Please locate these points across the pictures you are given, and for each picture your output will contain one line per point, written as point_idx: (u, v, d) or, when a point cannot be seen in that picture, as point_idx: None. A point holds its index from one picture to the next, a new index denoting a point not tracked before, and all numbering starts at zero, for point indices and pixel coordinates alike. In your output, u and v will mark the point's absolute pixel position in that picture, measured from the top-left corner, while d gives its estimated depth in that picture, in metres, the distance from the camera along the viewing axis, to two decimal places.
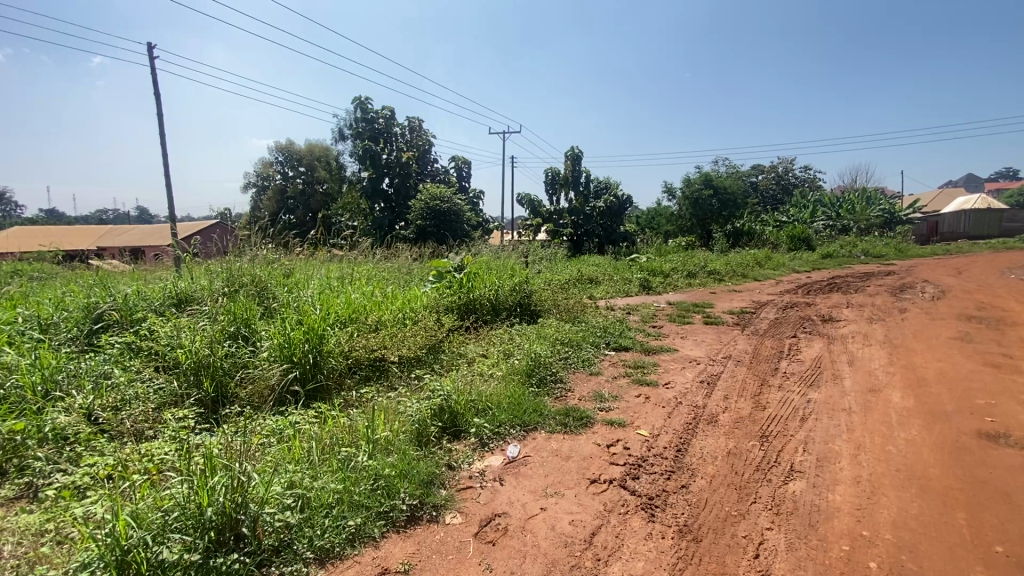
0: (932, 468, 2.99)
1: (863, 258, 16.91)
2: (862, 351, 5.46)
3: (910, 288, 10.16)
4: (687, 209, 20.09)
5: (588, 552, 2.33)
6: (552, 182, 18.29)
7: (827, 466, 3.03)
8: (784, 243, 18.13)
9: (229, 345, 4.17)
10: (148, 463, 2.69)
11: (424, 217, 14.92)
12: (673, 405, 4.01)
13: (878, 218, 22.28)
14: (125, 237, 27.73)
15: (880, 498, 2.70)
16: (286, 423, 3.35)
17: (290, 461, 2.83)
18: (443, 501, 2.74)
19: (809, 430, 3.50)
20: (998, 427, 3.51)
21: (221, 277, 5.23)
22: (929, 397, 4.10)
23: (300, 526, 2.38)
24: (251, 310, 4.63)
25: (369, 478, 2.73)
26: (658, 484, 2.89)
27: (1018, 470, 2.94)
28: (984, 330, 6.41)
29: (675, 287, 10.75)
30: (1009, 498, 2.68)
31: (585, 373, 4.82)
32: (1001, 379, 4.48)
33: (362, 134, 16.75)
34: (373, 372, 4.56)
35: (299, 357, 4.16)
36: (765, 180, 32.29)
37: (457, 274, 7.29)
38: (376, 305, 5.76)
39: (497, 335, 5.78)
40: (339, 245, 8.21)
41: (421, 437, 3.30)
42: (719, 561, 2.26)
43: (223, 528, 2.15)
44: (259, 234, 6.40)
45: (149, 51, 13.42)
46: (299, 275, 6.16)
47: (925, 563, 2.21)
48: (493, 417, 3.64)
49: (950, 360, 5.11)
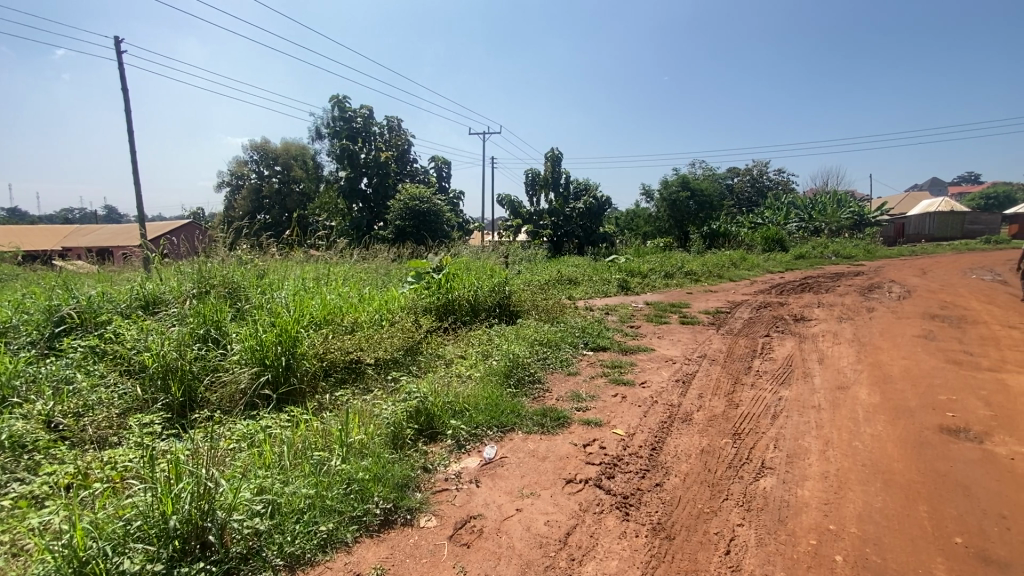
0: (896, 463, 3.07)
1: (832, 258, 17.39)
2: (832, 349, 5.62)
3: (878, 287, 10.49)
4: (666, 210, 20.29)
5: (563, 552, 2.33)
6: (532, 182, 18.32)
7: (797, 462, 3.10)
8: (758, 243, 18.55)
9: (198, 348, 4.07)
10: (111, 470, 2.60)
11: (402, 217, 14.83)
12: (650, 404, 4.05)
13: (848, 219, 22.90)
14: (91, 237, 26.70)
15: (847, 492, 2.77)
16: (257, 427, 3.25)
17: (261, 466, 2.78)
18: (418, 504, 2.70)
19: (780, 428, 3.57)
20: (959, 422, 3.64)
21: (191, 278, 5.11)
22: (893, 393, 4.24)
23: (271, 533, 2.32)
24: (222, 311, 4.53)
25: (342, 483, 2.69)
26: (632, 483, 2.91)
27: (976, 463, 3.05)
28: (946, 328, 6.66)
29: (652, 287, 10.89)
30: (967, 491, 2.78)
31: (563, 373, 4.84)
32: (962, 375, 4.66)
33: (340, 133, 16.60)
34: (349, 374, 4.52)
35: (272, 359, 4.04)
36: (740, 182, 32.96)
37: (436, 274, 7.24)
38: (353, 306, 5.71)
39: (475, 336, 5.78)
40: (317, 245, 8.06)
41: (396, 440, 3.27)
42: (691, 558, 2.29)
43: (188, 537, 2.09)
44: (231, 233, 6.23)
45: (116, 46, 12.93)
46: (274, 275, 6.04)
47: (888, 555, 2.27)
48: (470, 419, 3.63)
49: (914, 357, 5.29)
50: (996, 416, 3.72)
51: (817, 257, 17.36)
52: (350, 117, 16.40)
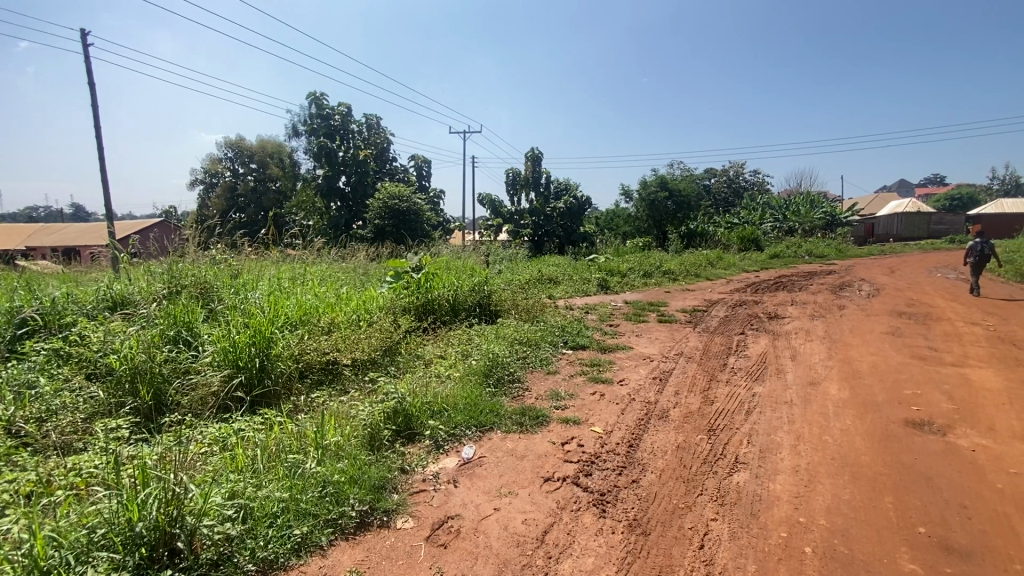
0: (863, 456, 3.16)
1: (806, 258, 17.81)
2: (804, 346, 5.76)
3: (849, 286, 10.79)
4: (645, 210, 20.53)
5: (540, 550, 2.34)
6: (512, 182, 18.37)
7: (769, 456, 3.17)
8: (734, 243, 18.92)
9: (169, 350, 3.97)
10: (75, 477, 2.51)
11: (382, 217, 14.69)
12: (627, 401, 4.09)
13: (820, 219, 23.50)
14: (55, 236, 25.72)
15: (816, 485, 2.84)
16: (230, 430, 3.18)
17: (233, 470, 2.72)
18: (395, 506, 2.68)
19: (753, 423, 3.64)
20: (923, 415, 3.77)
21: (162, 279, 4.97)
22: (862, 388, 4.36)
23: (242, 538, 2.27)
24: (194, 312, 4.41)
25: (317, 485, 2.65)
26: (609, 480, 2.93)
27: (939, 455, 3.16)
28: (912, 325, 6.90)
29: (631, 286, 11.00)
30: (930, 482, 2.87)
31: (543, 372, 4.85)
32: (926, 370, 4.83)
33: (317, 131, 16.38)
34: (326, 375, 4.46)
35: (246, 361, 3.94)
36: (717, 183, 33.54)
37: (416, 274, 7.17)
38: (330, 306, 5.64)
39: (454, 335, 5.75)
40: (294, 244, 7.92)
41: (373, 442, 3.23)
42: (666, 553, 2.32)
43: (156, 544, 2.03)
44: (203, 232, 6.08)
45: (81, 38, 12.47)
46: (248, 275, 5.92)
47: (855, 546, 2.34)
48: (449, 419, 3.61)
49: (882, 353, 5.46)
50: (958, 409, 3.86)
51: (791, 257, 17.76)
52: (327, 114, 16.18)
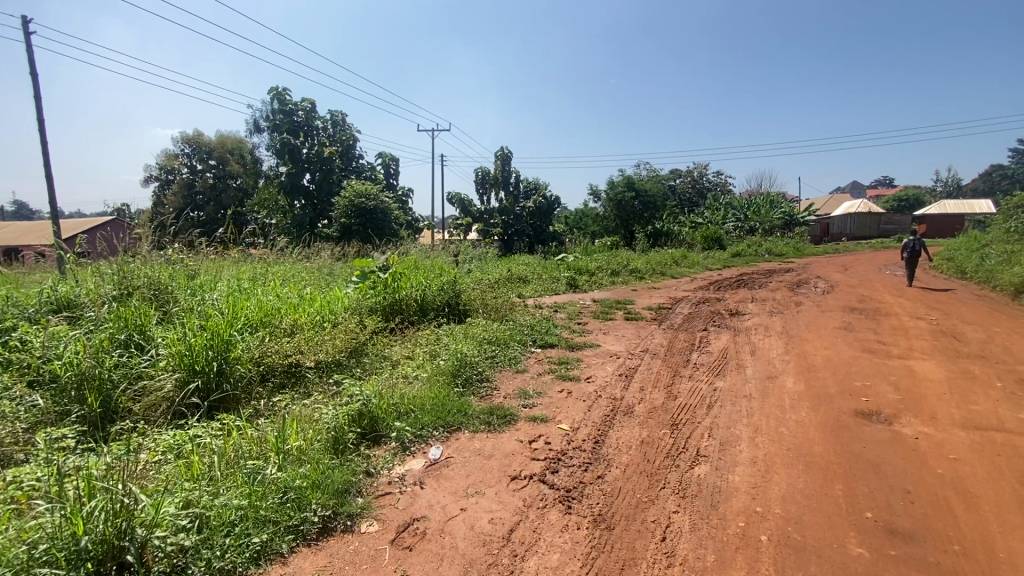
0: (816, 446, 3.30)
1: (766, 256, 18.45)
2: (763, 341, 5.97)
3: (806, 283, 11.23)
4: (613, 210, 20.84)
5: (506, 549, 2.35)
6: (481, 181, 18.33)
7: (729, 448, 3.27)
8: (698, 243, 19.41)
9: (119, 355, 3.79)
10: (15, 490, 2.36)
11: (348, 215, 14.38)
12: (594, 398, 4.15)
13: (779, 219, 24.32)
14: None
15: (773, 475, 2.95)
16: (184, 437, 3.05)
17: (188, 478, 2.61)
18: (359, 510, 2.63)
19: (714, 417, 3.76)
20: (872, 406, 3.96)
21: (111, 280, 4.72)
22: (816, 381, 4.56)
23: (197, 549, 2.18)
24: (146, 314, 4.22)
25: (277, 492, 2.58)
26: (575, 476, 2.97)
27: (885, 443, 3.33)
28: (863, 320, 7.23)
29: (599, 284, 11.15)
30: (877, 469, 3.02)
31: (511, 370, 4.87)
32: (875, 363, 5.08)
33: (280, 126, 15.97)
34: (288, 378, 4.35)
35: (202, 366, 3.78)
36: (682, 184, 34.31)
37: (382, 274, 7.05)
38: (292, 308, 5.50)
39: (422, 335, 5.70)
40: (255, 244, 7.67)
41: (337, 445, 3.17)
42: (629, 546, 2.36)
43: (104, 559, 1.93)
44: (158, 231, 5.83)
45: (23, 26, 11.72)
46: (206, 275, 5.70)
47: (807, 532, 2.44)
48: (415, 420, 3.57)
49: (835, 347, 5.70)
50: (903, 400, 4.07)
51: (752, 255, 18.33)
52: (291, 110, 15.83)
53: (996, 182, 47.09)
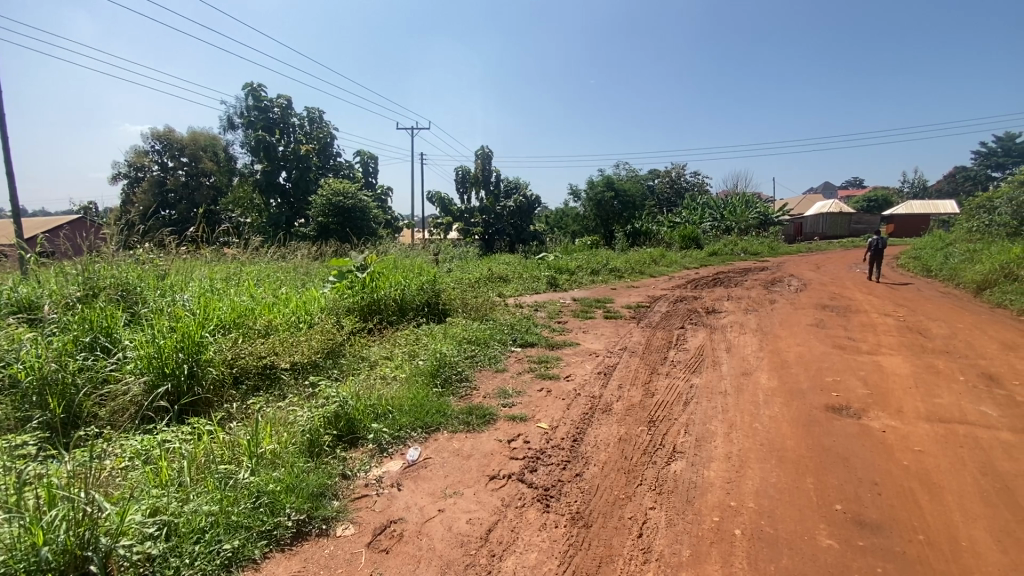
0: (789, 441, 3.38)
1: (742, 255, 18.83)
2: (738, 338, 6.09)
3: (780, 281, 11.49)
4: (592, 210, 21.01)
5: (484, 549, 2.34)
6: (462, 180, 18.24)
7: (704, 444, 3.32)
8: (677, 242, 19.68)
9: (83, 359, 3.66)
10: None
11: (326, 214, 14.17)
12: (573, 396, 4.17)
13: (754, 219, 24.81)
14: None
15: (746, 470, 3.01)
16: (152, 442, 2.95)
17: (156, 485, 2.54)
18: (335, 513, 2.59)
19: (690, 413, 3.81)
20: (842, 401, 4.07)
21: (74, 280, 4.54)
22: (789, 376, 4.67)
23: (165, 558, 2.11)
24: (112, 315, 4.08)
25: (250, 496, 2.52)
26: (553, 475, 2.97)
27: (854, 437, 3.43)
28: (834, 317, 7.44)
29: (579, 283, 11.22)
30: (846, 462, 3.10)
31: (491, 370, 4.86)
32: (845, 358, 5.22)
33: (255, 123, 15.62)
34: (263, 381, 4.26)
35: (173, 368, 3.67)
36: (661, 184, 34.74)
37: (361, 273, 6.96)
38: (267, 308, 5.38)
39: (401, 336, 5.64)
40: (229, 243, 7.48)
41: (313, 448, 3.12)
42: (606, 543, 2.37)
43: (66, 570, 1.86)
44: (126, 230, 5.63)
45: None
46: (176, 276, 5.54)
47: (779, 526, 2.49)
48: (394, 421, 3.53)
49: (807, 344, 5.85)
50: (871, 394, 4.20)
51: (729, 254, 18.69)
52: (266, 106, 15.50)
53: (959, 183, 48.88)
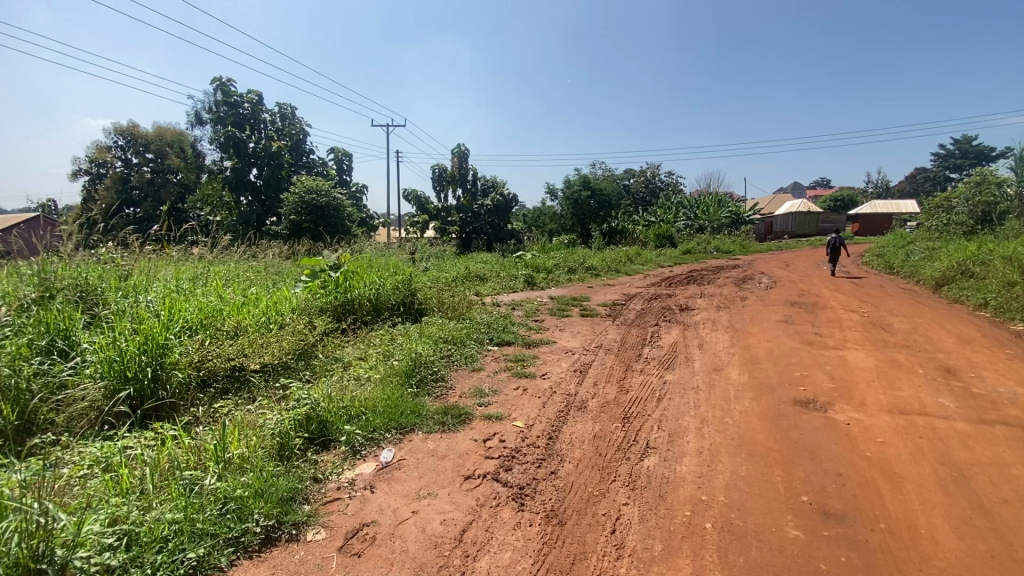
0: (758, 434, 3.46)
1: (715, 253, 19.21)
2: (710, 335, 6.21)
3: (751, 279, 11.76)
4: (569, 209, 21.15)
5: (458, 549, 2.32)
6: (438, 178, 18.08)
7: (677, 440, 3.37)
8: (652, 241, 19.97)
9: (38, 363, 3.49)
10: None
11: (298, 212, 13.88)
12: (549, 395, 4.18)
13: (726, 218, 25.33)
14: None
15: (717, 464, 3.06)
16: (112, 448, 2.84)
17: (116, 493, 2.44)
18: (305, 518, 2.54)
19: (664, 409, 3.87)
20: (809, 394, 4.18)
21: (28, 279, 4.33)
22: (759, 372, 4.77)
23: (124, 569, 2.03)
24: (71, 317, 3.91)
25: (216, 503, 2.45)
26: (528, 473, 2.98)
27: (820, 430, 3.53)
28: (802, 313, 7.65)
29: (556, 282, 11.27)
30: (813, 454, 3.19)
31: (468, 369, 4.84)
32: (812, 353, 5.38)
33: (224, 118, 15.18)
34: (232, 383, 4.16)
35: (135, 372, 3.53)
36: (636, 184, 35.15)
37: (334, 272, 6.84)
38: (235, 309, 5.25)
39: (376, 336, 5.57)
40: (196, 242, 7.26)
41: (283, 452, 3.05)
42: (580, 540, 2.39)
43: None
44: (85, 228, 5.40)
45: None
46: (140, 275, 5.35)
47: (748, 518, 2.54)
48: (367, 423, 3.48)
49: (776, 340, 5.99)
50: (836, 388, 4.33)
51: (702, 253, 19.05)
52: (235, 102, 15.11)
53: (920, 184, 50.90)
